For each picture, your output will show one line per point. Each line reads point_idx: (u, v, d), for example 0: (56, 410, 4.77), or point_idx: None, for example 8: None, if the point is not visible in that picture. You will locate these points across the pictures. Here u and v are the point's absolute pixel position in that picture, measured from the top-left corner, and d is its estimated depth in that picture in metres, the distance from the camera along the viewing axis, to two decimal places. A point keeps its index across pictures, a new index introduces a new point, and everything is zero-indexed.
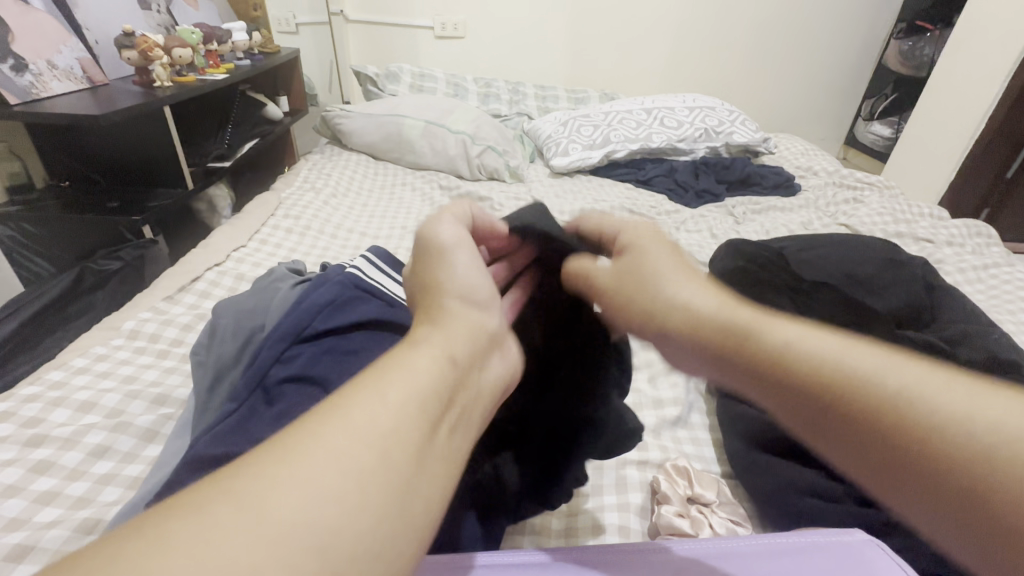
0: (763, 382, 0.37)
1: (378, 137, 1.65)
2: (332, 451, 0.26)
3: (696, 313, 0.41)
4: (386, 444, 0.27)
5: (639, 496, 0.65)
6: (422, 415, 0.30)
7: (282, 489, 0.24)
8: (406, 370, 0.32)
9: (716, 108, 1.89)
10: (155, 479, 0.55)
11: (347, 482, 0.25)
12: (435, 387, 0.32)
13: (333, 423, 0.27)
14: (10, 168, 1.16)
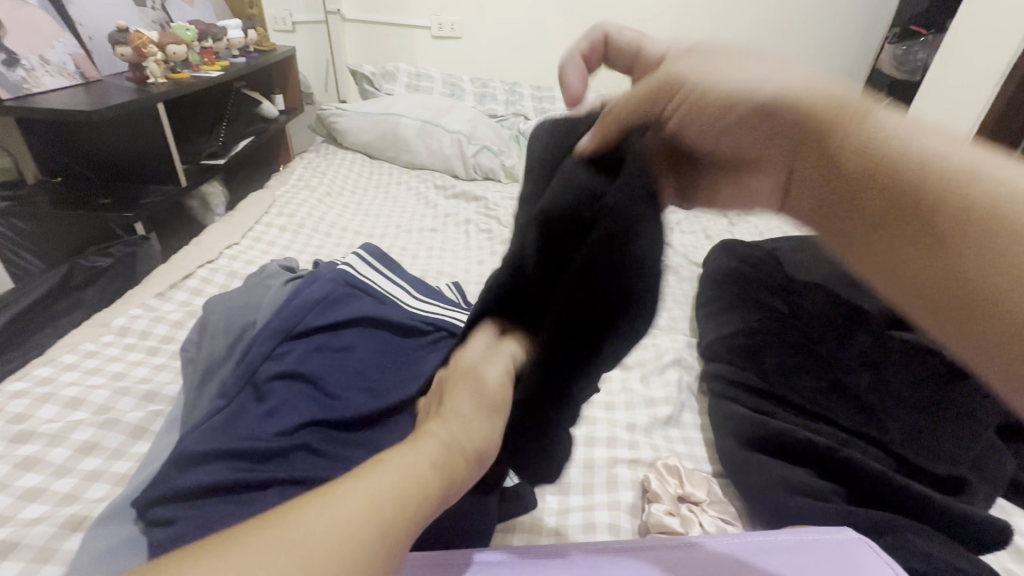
0: (849, 159, 0.36)
1: (374, 136, 1.65)
2: (344, 510, 0.29)
3: (793, 95, 0.38)
4: (388, 516, 0.30)
5: (630, 495, 0.65)
6: (420, 497, 0.33)
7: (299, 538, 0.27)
8: (413, 455, 0.35)
9: None
10: (143, 476, 0.55)
11: (352, 539, 0.28)
12: (428, 481, 0.34)
13: (348, 487, 0.31)
14: None
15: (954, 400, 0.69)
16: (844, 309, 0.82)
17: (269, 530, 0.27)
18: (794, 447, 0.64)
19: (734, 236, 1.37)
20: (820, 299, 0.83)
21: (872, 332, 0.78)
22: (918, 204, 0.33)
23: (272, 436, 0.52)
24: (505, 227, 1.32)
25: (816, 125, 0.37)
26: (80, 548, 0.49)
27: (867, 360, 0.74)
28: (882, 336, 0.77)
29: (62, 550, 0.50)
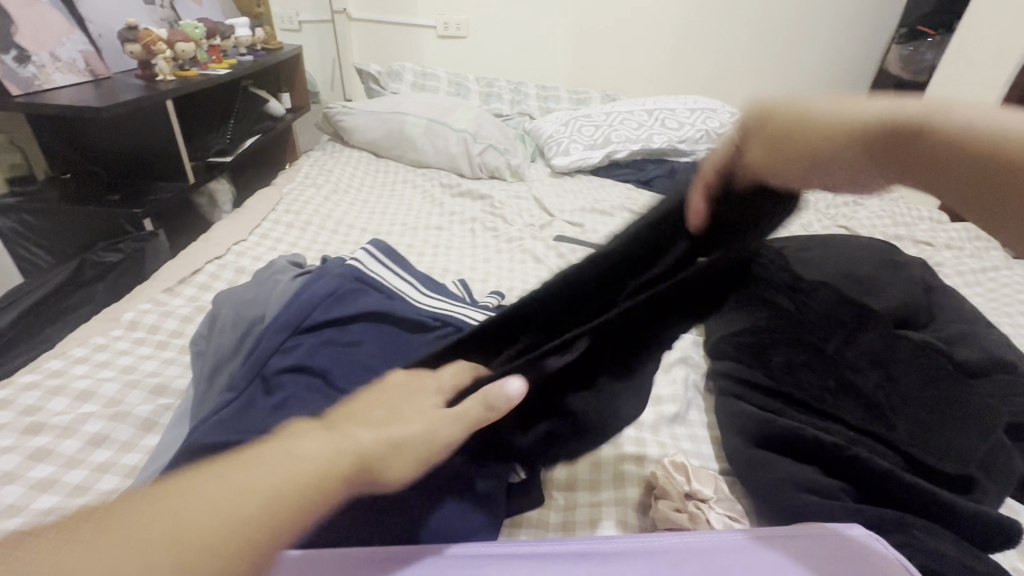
0: (938, 159, 0.43)
1: (380, 134, 1.65)
2: (236, 498, 0.30)
3: (864, 121, 0.46)
4: (282, 509, 0.31)
5: (636, 492, 0.65)
6: (323, 490, 0.33)
7: (184, 520, 0.28)
8: (332, 443, 0.36)
9: (717, 110, 1.89)
10: (153, 468, 0.55)
11: (238, 530, 0.29)
12: (338, 459, 0.35)
13: (252, 470, 0.32)
14: (10, 159, 1.17)
15: (962, 398, 0.69)
16: (853, 310, 0.81)
17: (173, 496, 0.29)
18: (801, 445, 0.64)
19: None
20: (830, 300, 0.82)
21: (882, 333, 0.77)
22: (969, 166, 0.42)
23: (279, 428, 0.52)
24: (511, 226, 1.32)
25: (896, 137, 0.45)
26: None
27: (875, 358, 0.74)
28: (891, 335, 0.77)
29: None
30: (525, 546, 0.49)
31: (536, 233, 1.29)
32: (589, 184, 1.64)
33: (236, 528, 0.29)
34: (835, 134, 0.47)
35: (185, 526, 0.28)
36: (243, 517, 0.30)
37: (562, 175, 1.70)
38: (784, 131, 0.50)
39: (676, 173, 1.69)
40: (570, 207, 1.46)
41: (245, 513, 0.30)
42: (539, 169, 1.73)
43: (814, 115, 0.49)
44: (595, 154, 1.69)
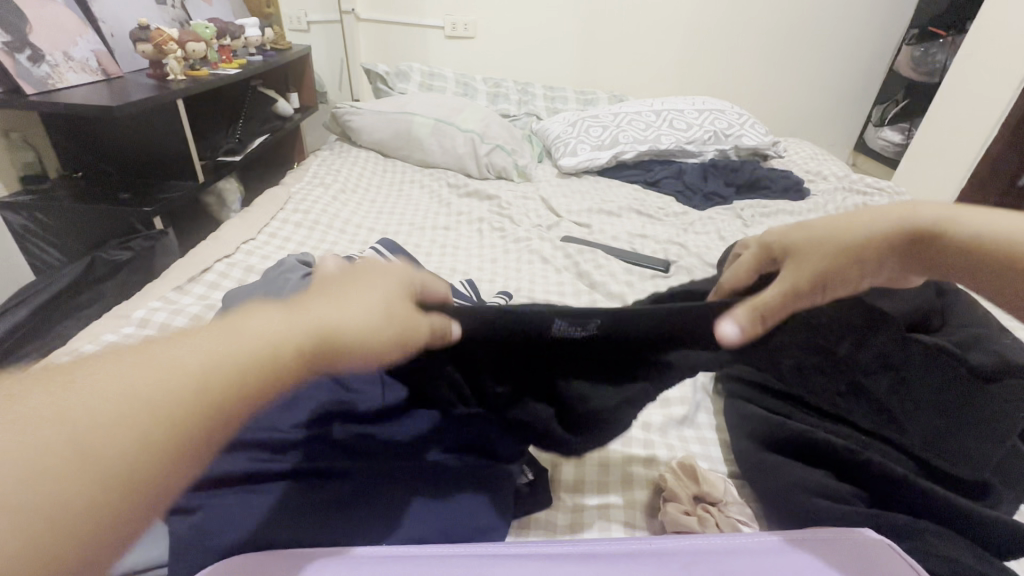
0: (958, 259, 0.51)
1: (388, 134, 1.65)
2: (161, 367, 0.32)
3: (881, 231, 0.53)
4: (213, 380, 0.32)
5: (645, 494, 0.65)
6: (261, 362, 0.34)
7: (108, 389, 0.30)
8: (290, 318, 0.37)
9: (725, 111, 1.89)
10: None
11: (165, 397, 0.31)
12: (297, 332, 0.37)
13: (182, 346, 0.33)
14: (24, 158, 1.17)
15: (978, 404, 0.68)
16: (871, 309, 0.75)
17: (139, 356, 0.32)
18: (812, 449, 0.63)
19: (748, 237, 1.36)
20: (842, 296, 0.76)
21: (898, 338, 0.71)
22: (977, 264, 0.50)
23: (290, 430, 0.54)
24: (518, 226, 1.32)
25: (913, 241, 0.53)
26: None
27: None
28: (905, 339, 0.71)
29: None
30: (525, 546, 0.47)
31: (543, 234, 1.29)
32: (596, 185, 1.64)
33: (165, 395, 0.31)
34: (860, 249, 0.54)
35: (109, 391, 0.30)
36: (172, 386, 0.31)
37: (569, 175, 1.70)
38: (821, 251, 0.54)
39: (684, 174, 1.68)
40: (578, 207, 1.46)
41: (169, 382, 0.31)
42: (546, 169, 1.73)
43: (840, 232, 0.54)
44: (603, 155, 1.69)
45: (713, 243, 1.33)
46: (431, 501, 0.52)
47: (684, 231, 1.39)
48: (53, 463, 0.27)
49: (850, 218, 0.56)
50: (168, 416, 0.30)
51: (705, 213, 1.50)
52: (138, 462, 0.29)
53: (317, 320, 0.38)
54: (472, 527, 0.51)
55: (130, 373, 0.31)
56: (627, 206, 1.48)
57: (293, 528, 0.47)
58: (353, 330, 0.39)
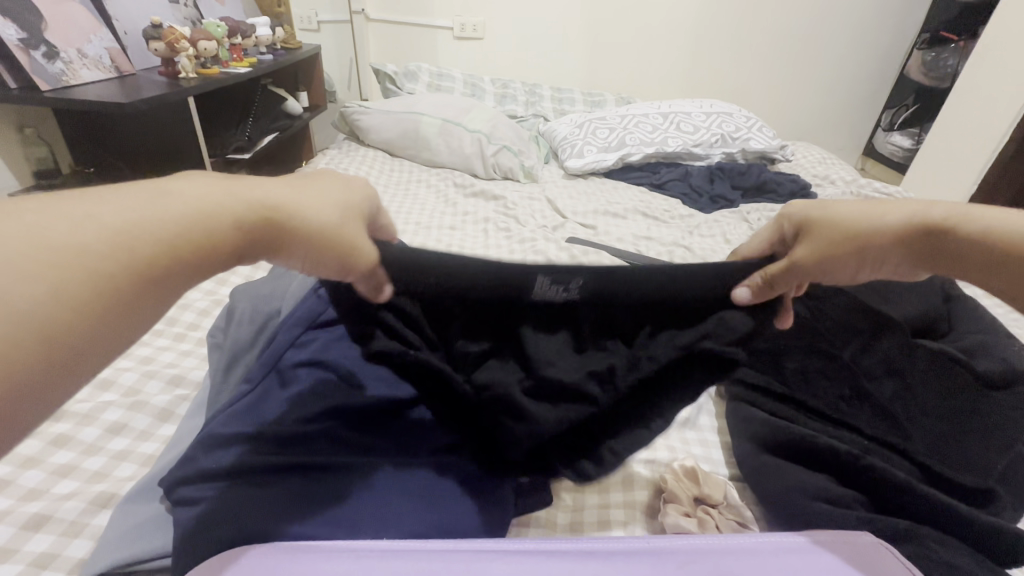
0: (955, 257, 0.52)
1: (395, 134, 1.67)
2: (108, 224, 0.35)
3: (896, 223, 0.53)
4: (157, 237, 0.36)
5: (645, 495, 0.65)
6: (202, 225, 0.37)
7: (42, 232, 0.33)
8: (243, 195, 0.41)
9: (733, 115, 1.88)
10: (170, 457, 0.56)
11: (107, 243, 0.34)
12: (243, 206, 0.40)
13: (115, 201, 0.36)
14: (37, 153, 1.20)
15: (981, 411, 0.68)
16: (872, 318, 0.79)
17: (116, 203, 0.37)
18: (815, 454, 0.63)
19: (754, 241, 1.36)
20: (845, 305, 0.80)
21: (901, 345, 0.76)
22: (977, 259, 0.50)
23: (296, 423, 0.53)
24: (523, 227, 1.33)
25: (922, 235, 0.53)
26: (110, 524, 0.50)
27: (890, 367, 0.74)
28: (910, 345, 0.76)
29: (92, 525, 0.52)
30: (525, 542, 0.48)
31: (548, 235, 1.29)
32: (602, 186, 1.64)
33: (111, 242, 0.34)
34: (868, 238, 0.54)
35: (57, 238, 0.33)
36: (114, 236, 0.34)
37: (575, 177, 1.70)
38: (835, 234, 0.54)
39: (690, 177, 1.68)
40: (583, 209, 1.46)
41: (109, 231, 0.34)
42: (553, 170, 1.73)
43: (856, 218, 0.54)
44: (609, 157, 1.69)
45: (719, 246, 1.33)
46: (429, 502, 0.52)
47: (690, 234, 1.39)
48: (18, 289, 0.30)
49: (871, 205, 0.55)
50: (114, 262, 0.34)
51: (711, 216, 1.50)
52: (92, 304, 0.33)
53: (254, 198, 0.41)
54: (470, 522, 0.52)
55: (100, 213, 0.36)
56: (632, 207, 1.48)
57: (299, 523, 0.47)
58: (294, 217, 0.42)
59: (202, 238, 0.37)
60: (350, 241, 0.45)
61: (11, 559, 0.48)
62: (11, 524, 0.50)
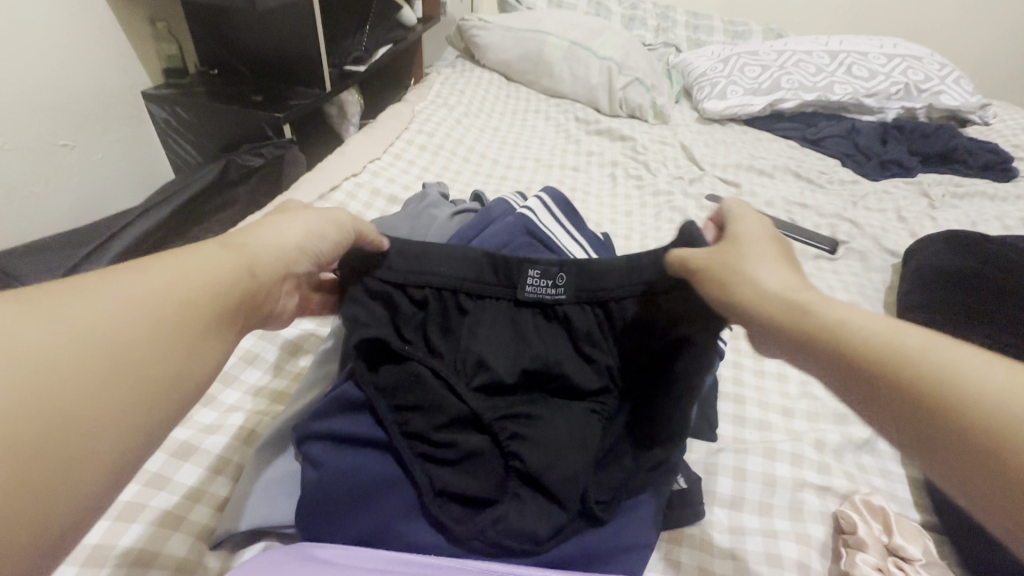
0: None
1: (516, 54, 1.50)
2: (158, 338, 0.33)
3: None
4: (177, 363, 0.33)
5: (820, 530, 0.54)
6: (170, 315, 0.34)
7: (165, 359, 0.33)
8: (140, 303, 0.33)
9: (922, 59, 1.59)
10: (303, 402, 0.53)
11: (184, 315, 0.34)
12: (175, 296, 0.35)
13: (162, 353, 0.33)
14: (168, 49, 1.16)
15: None
16: None
17: (164, 361, 0.33)
18: None
19: (936, 226, 1.13)
20: None
21: None
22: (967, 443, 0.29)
23: (382, 372, 0.50)
24: (656, 176, 1.17)
25: None
26: (245, 470, 0.50)
27: None
28: None
29: (235, 464, 0.51)
30: None
31: (685, 189, 1.13)
32: (744, 136, 1.44)
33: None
34: None
35: (177, 349, 0.33)
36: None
37: (710, 122, 1.52)
38: None
39: (856, 134, 1.43)
40: (725, 160, 1.28)
41: (25, 381, 0.27)
42: (684, 112, 1.55)
43: None
44: (757, 101, 1.48)
45: (889, 224, 1.12)
46: (537, 493, 0.47)
47: (853, 205, 1.18)
48: (212, 318, 0.36)
49: (798, 315, 0.40)
50: (204, 314, 0.35)
51: (881, 184, 1.27)
52: (211, 298, 0.36)
53: (149, 298, 0.33)
54: (572, 526, 0.47)
55: (159, 365, 0.32)
56: (782, 165, 1.28)
57: (425, 526, 0.45)
58: (163, 285, 0.35)
59: (190, 312, 0.35)
60: (197, 262, 0.37)
61: (167, 489, 0.48)
62: (165, 452, 0.50)
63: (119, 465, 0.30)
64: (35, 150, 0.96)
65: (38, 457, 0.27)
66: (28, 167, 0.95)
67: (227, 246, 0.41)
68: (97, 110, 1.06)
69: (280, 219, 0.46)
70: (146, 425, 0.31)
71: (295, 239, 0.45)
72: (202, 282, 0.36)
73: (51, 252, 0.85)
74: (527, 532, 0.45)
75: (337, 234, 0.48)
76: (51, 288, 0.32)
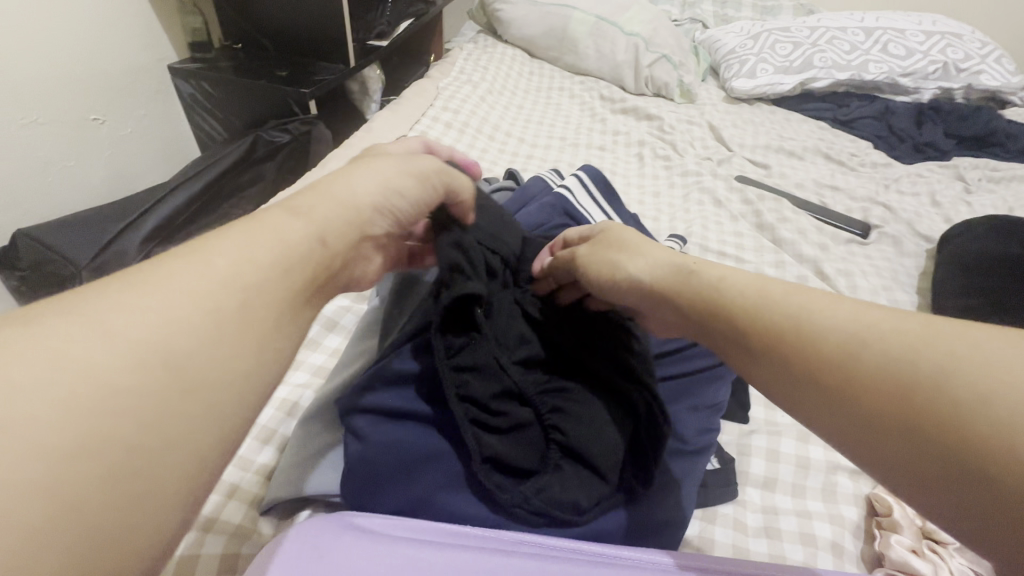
0: None
1: (540, 30, 1.47)
2: (220, 339, 0.29)
3: None
4: (253, 357, 0.30)
5: (854, 512, 0.54)
6: (227, 305, 0.29)
7: (231, 359, 0.29)
8: (197, 297, 0.29)
9: (962, 37, 1.53)
10: (342, 376, 0.54)
11: (243, 301, 0.30)
12: (233, 281, 0.30)
13: (224, 351, 0.29)
14: (192, 22, 1.16)
15: None
16: None
17: (228, 361, 0.29)
18: None
19: (972, 211, 1.10)
20: None
21: None
22: (890, 417, 0.30)
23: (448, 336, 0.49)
24: (684, 157, 1.15)
25: None
26: (291, 441, 0.51)
27: None
28: None
29: (280, 435, 0.53)
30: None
31: (714, 170, 1.11)
32: (772, 115, 1.41)
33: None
34: None
35: (240, 343, 0.29)
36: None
37: (738, 101, 1.48)
38: None
39: (890, 115, 1.39)
40: (753, 141, 1.26)
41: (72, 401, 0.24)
42: (711, 91, 1.51)
43: None
44: (787, 80, 1.44)
45: (923, 208, 1.10)
46: (578, 466, 0.48)
47: (886, 187, 1.15)
48: (277, 299, 0.32)
49: (711, 290, 0.43)
50: (270, 298, 0.31)
51: (914, 168, 1.24)
52: (275, 278, 0.32)
53: (208, 288, 0.29)
54: (611, 500, 0.47)
55: (224, 367, 0.28)
56: (813, 147, 1.25)
57: (466, 498, 0.46)
58: (223, 271, 0.31)
59: (251, 301, 0.31)
60: (274, 236, 0.34)
61: None
62: None
63: (207, 474, 0.27)
64: (67, 125, 0.96)
65: (114, 486, 0.24)
66: (63, 143, 0.96)
67: (293, 215, 0.36)
68: (125, 85, 1.06)
69: (357, 172, 0.43)
70: (227, 427, 0.28)
71: (371, 197, 0.42)
72: (266, 264, 0.32)
73: (88, 226, 0.86)
74: (568, 502, 0.46)
75: (417, 189, 0.46)
76: (109, 284, 0.29)
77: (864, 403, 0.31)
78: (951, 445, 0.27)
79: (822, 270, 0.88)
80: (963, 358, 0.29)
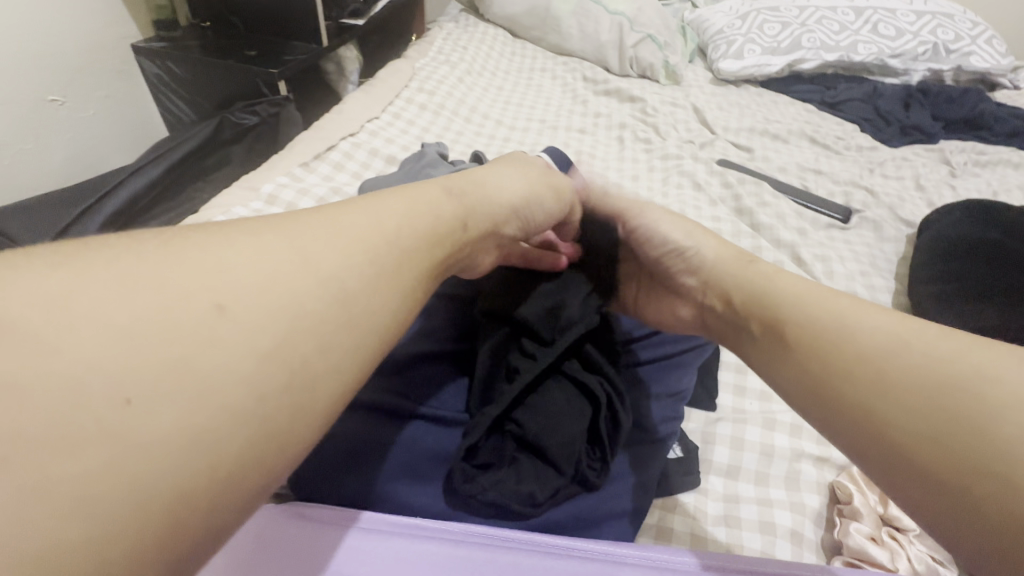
0: None
1: (523, 8, 1.42)
2: (356, 311, 0.30)
3: None
4: (367, 341, 0.30)
5: (816, 500, 0.54)
6: (378, 277, 0.32)
7: (354, 335, 0.29)
8: (357, 265, 0.31)
9: (954, 17, 1.50)
10: None
11: (380, 281, 0.32)
12: (385, 254, 0.33)
13: (352, 329, 0.29)
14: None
15: None
16: None
17: (349, 342, 0.29)
18: None
19: (955, 195, 1.08)
20: None
21: None
22: (904, 434, 0.32)
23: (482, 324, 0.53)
24: (665, 140, 1.12)
25: None
26: None
27: None
28: None
29: None
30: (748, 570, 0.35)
31: (695, 153, 1.09)
32: (759, 98, 1.38)
33: (59, 486, 0.20)
34: None
35: (361, 325, 0.30)
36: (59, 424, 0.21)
37: (724, 83, 1.45)
38: None
39: (878, 98, 1.37)
40: (737, 124, 1.23)
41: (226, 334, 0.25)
42: (698, 72, 1.48)
43: None
44: (775, 61, 1.41)
45: (906, 193, 1.08)
46: (534, 459, 0.47)
47: (870, 171, 1.14)
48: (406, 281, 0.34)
49: (761, 284, 0.46)
50: (397, 283, 0.33)
51: (900, 151, 1.22)
52: (414, 256, 0.35)
53: (363, 260, 0.32)
54: (565, 491, 0.46)
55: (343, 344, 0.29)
56: (798, 130, 1.23)
57: (414, 490, 0.45)
58: (383, 237, 0.34)
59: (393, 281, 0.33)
60: (430, 212, 0.38)
61: None
62: None
63: (263, 485, 0.25)
64: (24, 105, 0.93)
65: (222, 439, 0.24)
66: (20, 124, 0.93)
67: (449, 198, 0.42)
68: (85, 64, 1.02)
69: (505, 173, 0.50)
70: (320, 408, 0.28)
71: (513, 199, 0.49)
72: (414, 240, 0.36)
73: (45, 209, 0.84)
74: (523, 492, 0.45)
75: (551, 201, 0.53)
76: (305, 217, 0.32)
77: (883, 419, 0.33)
78: (956, 459, 0.29)
79: (799, 256, 0.87)
80: (979, 374, 0.31)
